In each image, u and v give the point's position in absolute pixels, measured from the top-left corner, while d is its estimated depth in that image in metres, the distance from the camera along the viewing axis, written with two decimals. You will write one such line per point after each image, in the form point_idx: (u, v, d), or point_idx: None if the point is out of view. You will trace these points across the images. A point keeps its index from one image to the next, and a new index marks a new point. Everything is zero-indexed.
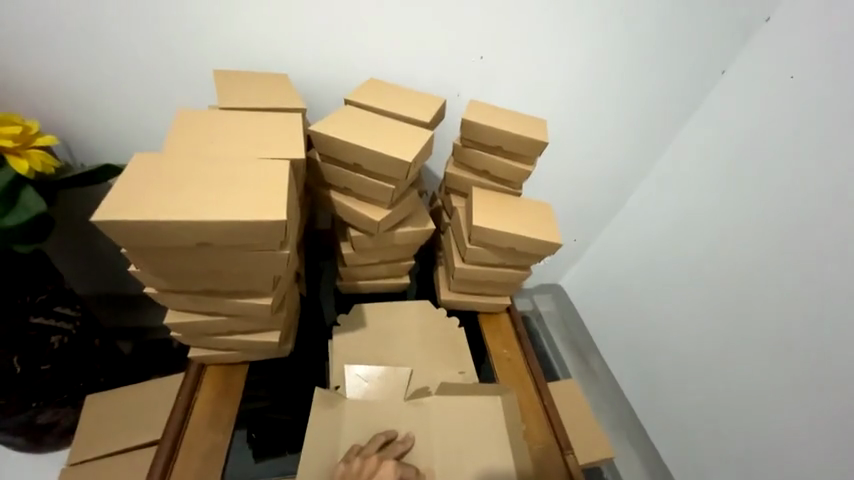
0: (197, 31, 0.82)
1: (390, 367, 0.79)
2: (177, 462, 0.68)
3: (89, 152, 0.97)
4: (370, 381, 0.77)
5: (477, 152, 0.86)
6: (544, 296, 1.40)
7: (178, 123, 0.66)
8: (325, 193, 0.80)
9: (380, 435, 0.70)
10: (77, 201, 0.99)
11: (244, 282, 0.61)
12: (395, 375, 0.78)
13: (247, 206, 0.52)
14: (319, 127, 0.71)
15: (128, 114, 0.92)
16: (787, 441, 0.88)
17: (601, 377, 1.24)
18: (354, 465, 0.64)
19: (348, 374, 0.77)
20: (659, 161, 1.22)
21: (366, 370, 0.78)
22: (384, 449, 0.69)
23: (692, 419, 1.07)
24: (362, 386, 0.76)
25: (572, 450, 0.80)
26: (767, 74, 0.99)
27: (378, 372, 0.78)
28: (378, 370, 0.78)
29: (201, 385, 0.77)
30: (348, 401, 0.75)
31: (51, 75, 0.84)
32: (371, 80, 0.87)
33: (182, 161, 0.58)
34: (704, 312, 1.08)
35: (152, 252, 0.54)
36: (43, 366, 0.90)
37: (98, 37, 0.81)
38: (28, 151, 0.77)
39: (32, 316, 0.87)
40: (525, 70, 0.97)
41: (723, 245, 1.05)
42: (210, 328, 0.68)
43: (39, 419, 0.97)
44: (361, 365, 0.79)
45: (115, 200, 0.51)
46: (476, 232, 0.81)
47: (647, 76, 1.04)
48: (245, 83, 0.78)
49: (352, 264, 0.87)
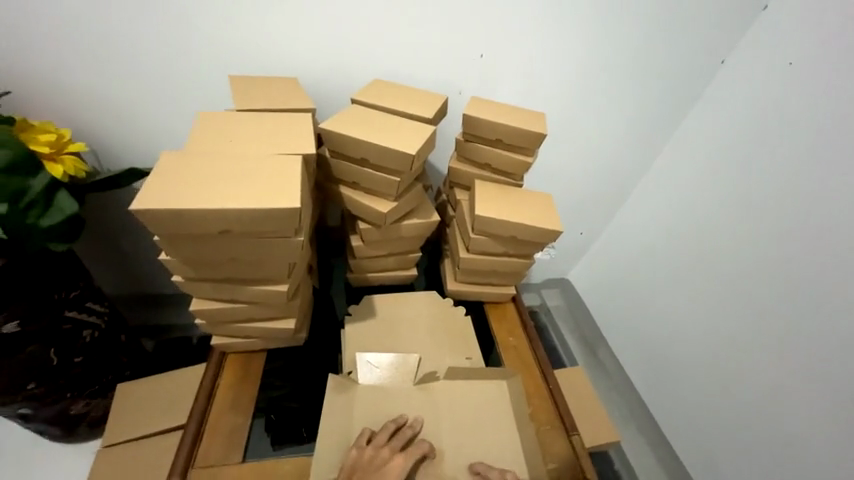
0: (215, 42, 0.88)
1: (400, 354, 0.82)
2: (202, 441, 0.72)
3: (114, 159, 1.03)
4: (381, 369, 0.80)
5: (478, 146, 0.90)
6: (552, 291, 1.42)
7: (199, 124, 0.71)
8: (335, 188, 0.84)
9: (387, 424, 0.71)
10: (106, 203, 1.06)
11: (262, 271, 0.65)
12: (403, 362, 0.81)
13: (263, 196, 0.57)
14: (328, 125, 0.76)
15: (149, 121, 0.98)
16: (796, 424, 0.89)
17: (610, 369, 1.27)
18: (366, 454, 0.67)
19: (360, 360, 0.80)
20: (662, 152, 1.24)
21: (377, 359, 0.81)
22: (398, 433, 0.71)
23: (700, 405, 1.09)
24: (374, 374, 0.80)
25: (578, 431, 0.82)
26: (767, 61, 1.00)
27: (388, 360, 0.81)
28: (388, 358, 0.82)
29: (222, 372, 0.81)
30: (359, 386, 0.78)
31: (80, 87, 0.91)
32: (376, 81, 0.91)
33: (204, 158, 0.63)
34: (708, 299, 1.09)
35: (180, 240, 0.59)
36: (76, 359, 0.97)
37: (123, 51, 0.87)
38: (62, 156, 0.84)
39: (66, 311, 0.93)
40: (526, 65, 1.00)
41: (727, 232, 1.06)
42: (230, 316, 0.73)
43: (72, 410, 1.03)
44: (372, 352, 0.82)
45: (145, 193, 0.56)
46: (479, 222, 0.84)
47: (647, 67, 1.06)
48: (258, 87, 0.84)
49: (362, 256, 0.91)
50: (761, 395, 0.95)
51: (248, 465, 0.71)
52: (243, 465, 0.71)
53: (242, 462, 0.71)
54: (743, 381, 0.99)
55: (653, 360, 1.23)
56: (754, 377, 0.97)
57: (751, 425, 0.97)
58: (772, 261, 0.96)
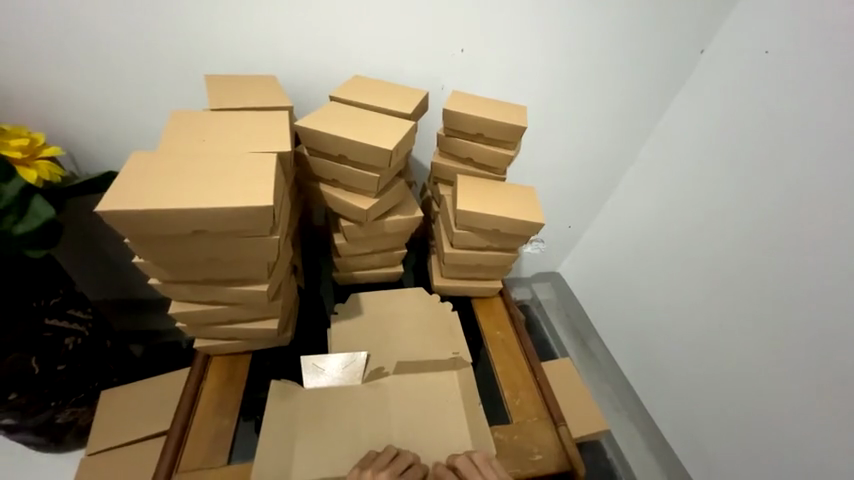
0: (190, 41, 0.87)
1: (347, 354, 0.80)
2: (187, 444, 0.72)
3: (93, 162, 1.02)
4: (331, 372, 0.79)
5: (460, 140, 0.89)
6: (543, 284, 1.46)
7: (173, 125, 0.70)
8: (315, 186, 0.84)
9: (375, 453, 0.68)
10: (85, 208, 1.04)
11: (240, 270, 0.65)
12: (354, 360, 0.80)
13: (233, 195, 0.57)
14: (305, 123, 0.75)
15: (127, 123, 0.97)
16: (782, 409, 0.89)
17: (601, 358, 1.32)
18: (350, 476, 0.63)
19: (305, 364, 0.79)
20: (646, 142, 1.25)
21: (326, 359, 0.80)
22: (389, 464, 0.66)
23: (686, 391, 1.09)
24: (322, 377, 0.78)
25: (567, 422, 0.82)
26: (743, 50, 1.01)
27: (338, 363, 0.79)
28: (339, 361, 0.80)
29: (207, 375, 0.81)
30: (303, 391, 0.76)
31: (51, 89, 0.89)
32: (355, 77, 0.90)
33: (176, 158, 0.62)
34: (694, 286, 1.10)
35: (155, 242, 0.58)
36: (60, 366, 0.95)
37: (93, 49, 0.85)
38: (35, 162, 0.83)
39: (46, 318, 0.91)
40: (506, 59, 1.00)
41: (709, 221, 1.07)
42: (212, 317, 0.72)
43: (58, 418, 1.02)
44: (320, 356, 0.81)
45: (114, 195, 0.55)
46: (460, 216, 0.84)
47: (627, 60, 1.06)
48: (235, 86, 0.82)
49: (346, 253, 0.91)
50: (740, 380, 0.97)
51: (233, 467, 0.70)
52: (229, 467, 0.70)
53: (228, 464, 0.70)
54: (727, 368, 1.00)
55: (641, 349, 1.24)
56: (739, 363, 0.98)
57: (737, 410, 0.97)
58: (753, 247, 0.96)
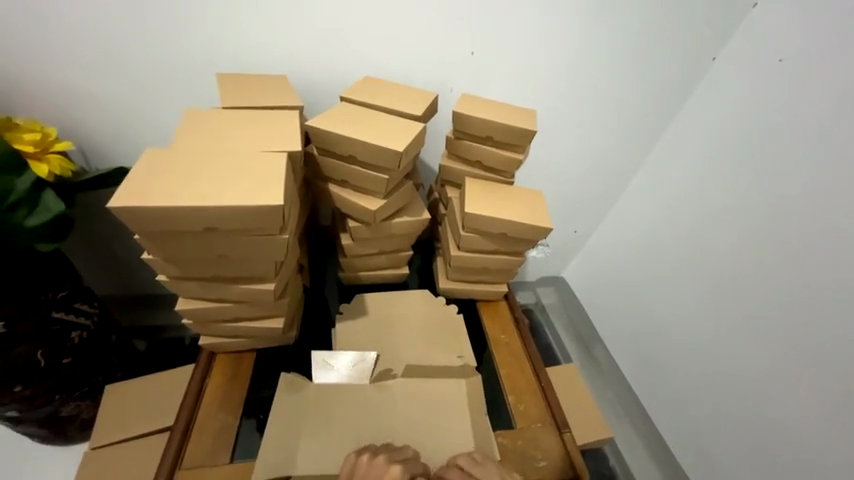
0: (203, 40, 0.87)
1: (358, 352, 0.80)
2: (190, 441, 0.72)
3: (103, 158, 1.02)
4: (341, 369, 0.79)
5: (469, 143, 0.89)
6: (547, 288, 1.44)
7: (185, 122, 0.70)
8: (323, 186, 0.84)
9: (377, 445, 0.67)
10: (94, 203, 1.05)
11: (248, 268, 0.65)
12: (363, 359, 0.80)
13: (242, 194, 0.57)
14: (315, 123, 0.75)
15: (134, 118, 0.97)
16: (791, 422, 0.87)
17: (604, 366, 1.29)
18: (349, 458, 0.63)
19: (316, 358, 0.79)
20: (653, 150, 1.24)
21: (336, 355, 0.80)
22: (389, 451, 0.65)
23: (690, 401, 1.08)
24: (331, 374, 0.78)
25: (570, 429, 0.81)
26: (757, 58, 1.00)
27: (349, 360, 0.80)
28: (349, 358, 0.80)
29: (211, 372, 0.81)
30: (313, 385, 0.76)
31: (64, 83, 0.89)
32: (365, 78, 0.91)
33: (187, 155, 0.62)
34: (703, 294, 1.08)
35: (165, 239, 0.59)
36: (65, 360, 0.96)
37: (107, 45, 0.86)
38: (47, 156, 0.84)
39: (53, 312, 0.92)
40: (517, 62, 1.00)
41: (716, 228, 1.06)
42: (218, 315, 0.72)
43: (62, 411, 1.02)
44: (332, 352, 0.81)
45: (126, 190, 0.55)
46: (468, 219, 0.84)
47: (638, 65, 1.06)
48: (246, 84, 0.83)
49: (352, 254, 0.91)
50: (746, 390, 0.96)
51: (236, 465, 0.70)
52: (231, 465, 0.70)
53: (230, 462, 0.70)
54: (735, 379, 0.98)
55: (645, 357, 1.22)
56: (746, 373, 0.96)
57: (743, 422, 0.96)
58: (761, 256, 0.95)
